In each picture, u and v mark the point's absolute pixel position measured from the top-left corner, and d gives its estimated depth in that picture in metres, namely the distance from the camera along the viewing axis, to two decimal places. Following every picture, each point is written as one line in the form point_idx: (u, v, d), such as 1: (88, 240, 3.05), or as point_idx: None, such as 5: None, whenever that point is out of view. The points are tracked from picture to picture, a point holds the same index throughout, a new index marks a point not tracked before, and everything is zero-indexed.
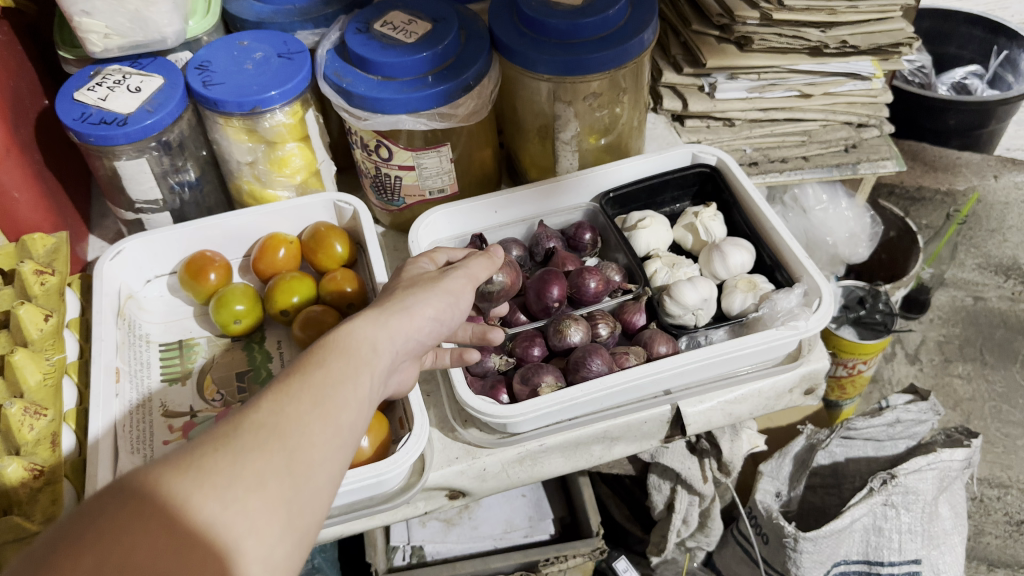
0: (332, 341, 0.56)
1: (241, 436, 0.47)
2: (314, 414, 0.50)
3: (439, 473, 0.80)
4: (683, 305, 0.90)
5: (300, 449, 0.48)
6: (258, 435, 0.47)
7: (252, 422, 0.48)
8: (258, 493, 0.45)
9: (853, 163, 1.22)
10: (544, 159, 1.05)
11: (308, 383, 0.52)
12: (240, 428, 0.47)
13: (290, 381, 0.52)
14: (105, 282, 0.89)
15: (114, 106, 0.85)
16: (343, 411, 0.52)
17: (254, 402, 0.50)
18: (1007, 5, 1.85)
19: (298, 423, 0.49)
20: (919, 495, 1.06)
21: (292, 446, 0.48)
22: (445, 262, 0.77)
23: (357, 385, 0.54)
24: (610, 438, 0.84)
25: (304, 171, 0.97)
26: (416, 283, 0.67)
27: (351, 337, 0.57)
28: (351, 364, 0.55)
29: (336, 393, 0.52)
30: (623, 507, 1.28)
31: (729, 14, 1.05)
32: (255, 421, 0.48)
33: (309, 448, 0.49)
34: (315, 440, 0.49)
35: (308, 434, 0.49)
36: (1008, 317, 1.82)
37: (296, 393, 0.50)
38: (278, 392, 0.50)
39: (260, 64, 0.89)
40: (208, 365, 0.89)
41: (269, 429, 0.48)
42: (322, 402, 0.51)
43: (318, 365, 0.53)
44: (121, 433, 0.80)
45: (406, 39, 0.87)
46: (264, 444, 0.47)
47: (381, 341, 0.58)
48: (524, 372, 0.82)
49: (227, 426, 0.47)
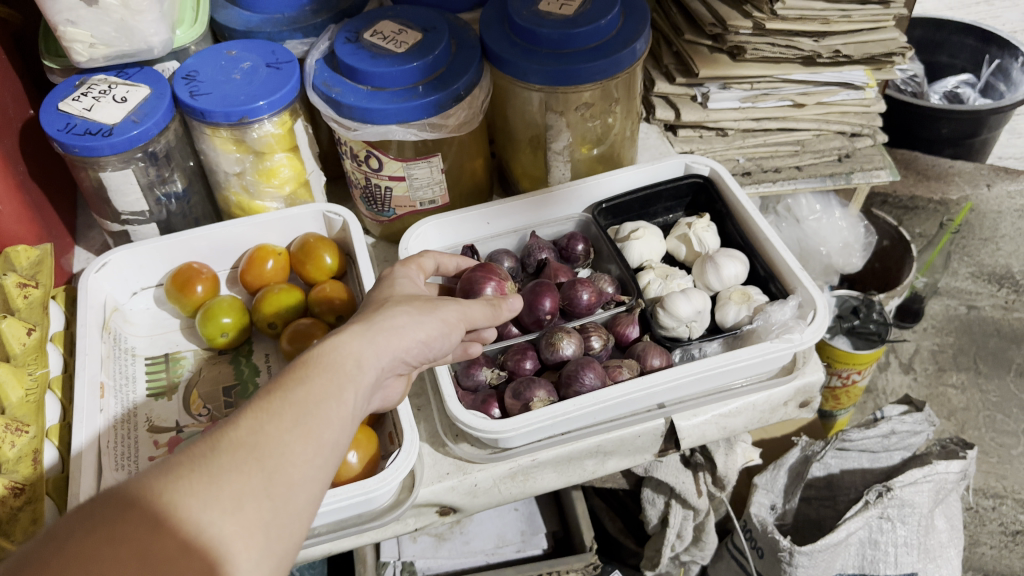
0: (317, 356, 0.55)
1: (218, 456, 0.46)
2: (295, 433, 0.50)
3: (430, 489, 0.78)
4: (676, 317, 0.89)
5: (279, 469, 0.48)
6: (236, 455, 0.47)
7: (231, 441, 0.47)
8: (235, 516, 0.45)
9: (847, 173, 1.23)
10: (535, 168, 1.04)
11: (289, 399, 0.51)
12: (219, 447, 0.47)
13: (272, 397, 0.51)
14: (90, 294, 0.88)
15: (99, 116, 0.84)
16: (325, 428, 0.51)
17: (235, 418, 0.49)
18: (998, 14, 1.86)
19: (279, 443, 0.49)
20: (915, 508, 1.05)
21: (272, 466, 0.48)
22: (432, 266, 0.77)
23: (340, 402, 0.53)
24: (603, 452, 0.83)
25: (293, 182, 0.96)
26: (406, 297, 0.65)
27: (336, 352, 0.56)
28: (336, 379, 0.54)
29: (319, 410, 0.52)
30: (617, 521, 1.27)
31: (722, 23, 1.04)
32: (234, 440, 0.48)
33: (289, 469, 0.48)
34: (295, 460, 0.49)
35: (288, 454, 0.49)
36: (1002, 326, 1.81)
37: (276, 411, 0.50)
38: (258, 410, 0.50)
39: (248, 73, 0.88)
40: (194, 379, 0.88)
41: (249, 448, 0.47)
42: (304, 420, 0.50)
43: (301, 381, 0.53)
44: (105, 449, 0.79)
45: (396, 48, 0.86)
46: (242, 465, 0.47)
47: (368, 355, 0.57)
48: (515, 386, 0.81)
49: (205, 445, 0.47)
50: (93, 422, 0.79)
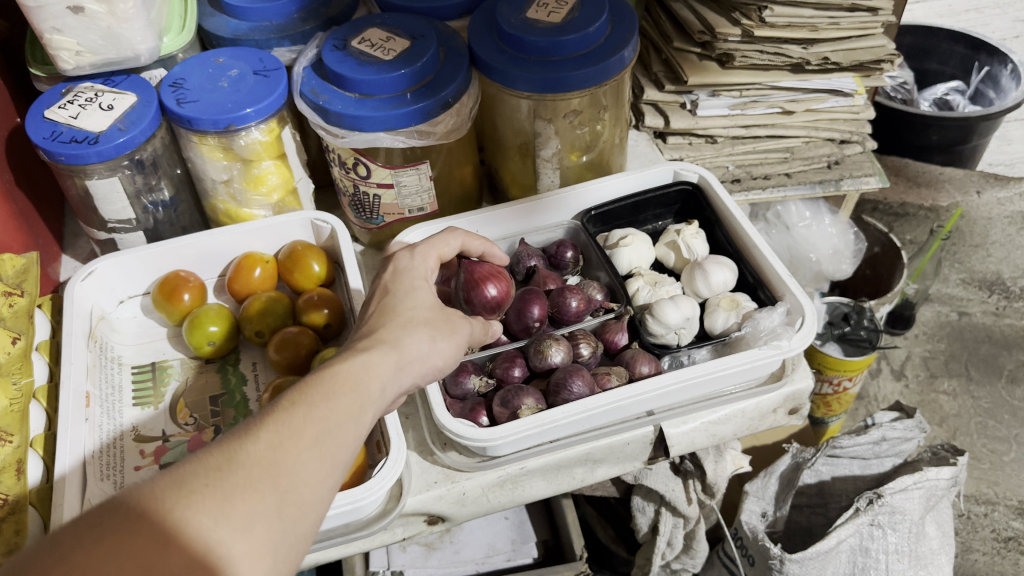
0: (340, 373, 0.55)
1: (234, 472, 0.47)
2: (311, 453, 0.50)
3: (418, 498, 0.78)
4: (665, 324, 0.89)
5: (292, 491, 0.49)
6: (252, 472, 0.47)
7: (249, 456, 0.48)
8: (244, 536, 0.46)
9: (836, 180, 1.22)
10: (525, 175, 1.04)
11: (311, 416, 0.52)
12: (235, 461, 0.48)
13: (294, 412, 0.52)
14: (76, 303, 0.87)
15: (85, 124, 0.83)
16: (340, 450, 0.52)
17: (253, 431, 0.50)
18: (988, 22, 1.86)
19: (295, 463, 0.49)
20: (905, 514, 1.05)
21: (285, 486, 0.48)
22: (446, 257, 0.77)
23: (356, 424, 0.54)
24: (592, 460, 0.82)
25: (280, 190, 0.95)
26: (417, 308, 0.65)
27: (358, 372, 0.56)
28: (356, 400, 0.55)
29: (336, 432, 0.52)
30: (609, 529, 1.26)
31: (710, 31, 1.05)
32: (251, 456, 0.48)
33: (302, 491, 0.49)
34: (309, 482, 0.50)
35: (302, 475, 0.49)
36: (993, 332, 1.82)
37: (295, 429, 0.50)
38: (278, 425, 0.50)
39: (235, 81, 0.88)
40: (181, 388, 0.87)
41: (265, 466, 0.48)
42: (321, 441, 0.51)
43: (323, 399, 0.53)
44: (90, 459, 0.78)
45: (383, 55, 0.86)
46: (256, 483, 0.47)
47: (388, 380, 0.58)
48: (504, 394, 0.81)
49: (222, 459, 0.47)
50: (78, 431, 0.78)
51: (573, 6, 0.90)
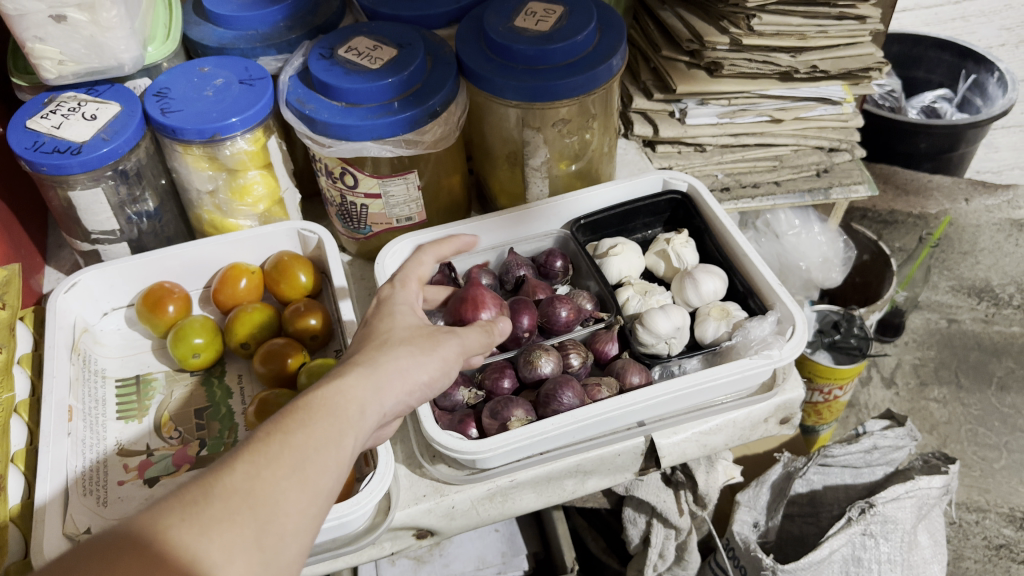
0: (319, 398, 0.54)
1: (211, 504, 0.46)
2: (291, 481, 0.49)
3: (406, 512, 0.77)
4: (656, 333, 0.88)
5: (271, 520, 0.48)
6: (229, 503, 0.47)
7: (225, 487, 0.47)
8: (223, 569, 0.45)
9: (825, 188, 1.22)
10: (514, 185, 1.03)
11: (288, 444, 0.51)
12: (212, 493, 0.47)
13: (270, 441, 0.51)
14: (58, 316, 0.86)
15: (68, 134, 0.82)
16: (322, 475, 0.51)
17: (230, 462, 0.49)
18: (974, 30, 1.86)
19: (273, 493, 0.48)
20: (898, 524, 1.05)
21: (265, 516, 0.47)
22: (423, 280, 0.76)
23: (339, 449, 0.53)
24: (583, 472, 0.82)
25: (267, 200, 0.95)
26: (399, 330, 0.64)
27: (339, 396, 0.55)
28: (336, 425, 0.54)
29: (318, 459, 0.51)
30: (600, 540, 1.25)
31: (699, 39, 1.05)
32: (229, 487, 0.47)
33: (282, 520, 0.48)
34: (289, 510, 0.49)
35: (283, 504, 0.48)
36: (982, 339, 1.82)
37: (273, 457, 0.50)
38: (255, 454, 0.50)
39: (220, 90, 0.87)
40: (166, 401, 0.86)
41: (243, 497, 0.47)
42: (301, 468, 0.50)
43: (301, 425, 0.52)
44: (73, 475, 0.77)
45: (371, 64, 0.85)
46: (233, 514, 0.46)
47: (369, 401, 0.57)
48: (493, 406, 0.80)
49: (198, 492, 0.46)
50: (59, 445, 0.77)
51: (561, 15, 0.89)
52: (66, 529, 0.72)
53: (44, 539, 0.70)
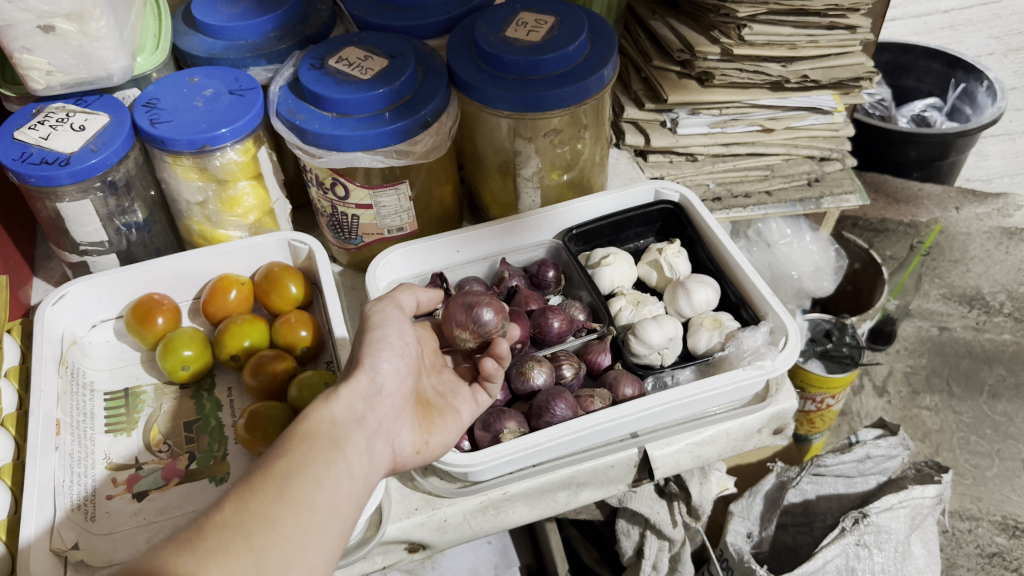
0: (294, 427, 0.59)
1: (205, 539, 0.50)
2: (281, 505, 0.53)
3: (398, 525, 0.76)
4: (648, 344, 0.87)
5: (269, 544, 0.52)
6: (224, 536, 0.51)
7: (219, 521, 0.51)
8: None
9: (817, 198, 1.21)
10: (506, 195, 1.03)
11: (271, 475, 0.55)
12: (205, 531, 0.51)
13: (254, 476, 0.55)
14: (46, 328, 0.85)
15: (56, 145, 0.82)
16: (315, 494, 0.55)
17: (221, 503, 0.53)
18: (962, 39, 1.87)
19: (266, 519, 0.52)
20: (891, 534, 1.05)
21: (261, 545, 0.51)
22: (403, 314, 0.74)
23: (326, 467, 0.57)
24: (576, 484, 0.81)
25: (257, 211, 0.94)
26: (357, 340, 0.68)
27: (309, 420, 0.59)
28: (315, 445, 0.58)
29: (304, 479, 0.55)
30: (593, 551, 1.24)
31: (690, 49, 1.06)
32: (219, 522, 0.51)
33: (281, 543, 0.52)
34: (287, 532, 0.53)
35: (277, 527, 0.52)
36: (973, 347, 1.82)
37: (258, 490, 0.54)
38: (241, 491, 0.54)
39: (210, 100, 0.86)
40: (155, 414, 0.85)
41: (234, 528, 0.51)
42: (288, 492, 0.54)
43: (280, 455, 0.56)
44: (61, 490, 0.76)
45: (361, 74, 0.85)
46: (229, 546, 0.50)
47: (344, 412, 0.61)
48: (484, 418, 0.79)
49: (192, 533, 0.50)
50: (47, 459, 0.76)
51: (552, 25, 0.89)
52: (53, 544, 0.71)
53: (32, 556, 0.69)
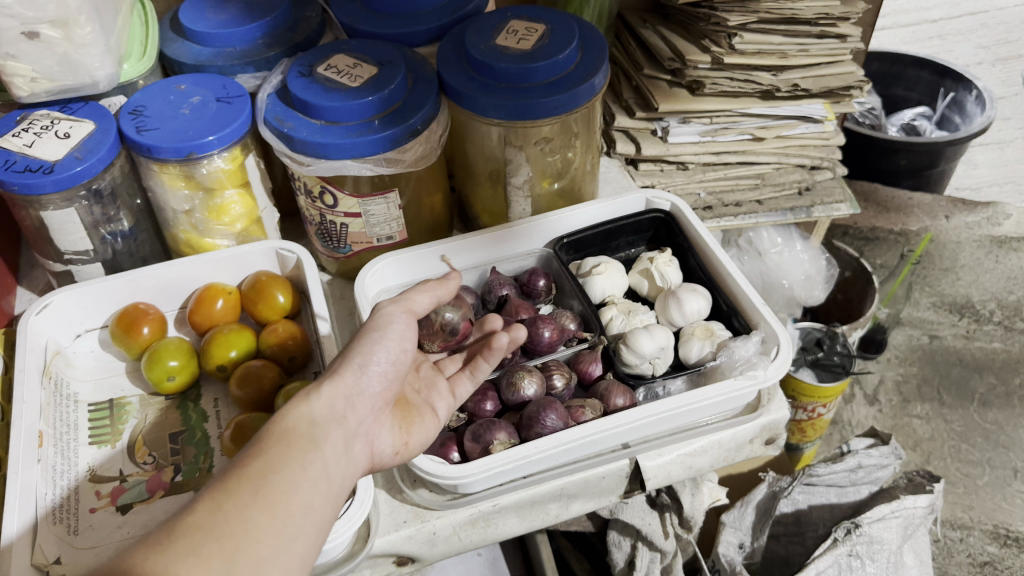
0: (269, 429, 0.58)
1: (177, 541, 0.48)
2: (256, 507, 0.52)
3: (386, 539, 0.75)
4: (640, 354, 0.87)
5: (243, 546, 0.50)
6: (196, 538, 0.48)
7: (191, 522, 0.49)
8: None
9: (807, 207, 1.23)
10: (495, 204, 1.02)
11: (246, 476, 0.54)
12: (176, 532, 0.49)
13: (228, 477, 0.53)
14: (29, 338, 0.84)
15: (41, 153, 0.80)
16: (291, 495, 0.54)
17: (192, 505, 0.51)
18: (951, 48, 1.90)
19: (240, 521, 0.51)
20: (884, 544, 1.04)
21: (235, 547, 0.49)
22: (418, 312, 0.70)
23: (302, 467, 0.56)
24: (567, 496, 0.80)
25: (244, 219, 0.93)
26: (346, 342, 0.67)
27: (286, 419, 0.59)
28: (291, 447, 0.57)
29: (280, 480, 0.54)
30: (584, 562, 1.23)
31: (681, 57, 1.06)
32: (192, 523, 0.49)
33: (254, 545, 0.50)
34: (262, 535, 0.51)
35: (252, 530, 0.51)
36: (964, 355, 1.82)
37: (232, 490, 0.52)
38: (215, 492, 0.52)
39: (197, 108, 0.86)
40: (140, 425, 0.84)
41: (206, 530, 0.49)
42: (263, 494, 0.53)
43: (256, 456, 0.55)
44: (43, 503, 0.75)
45: (350, 82, 0.84)
46: (202, 547, 0.48)
47: (321, 413, 0.60)
48: (475, 429, 0.78)
49: (163, 533, 0.48)
50: (28, 472, 0.75)
51: (542, 33, 0.89)
52: (35, 559, 0.70)
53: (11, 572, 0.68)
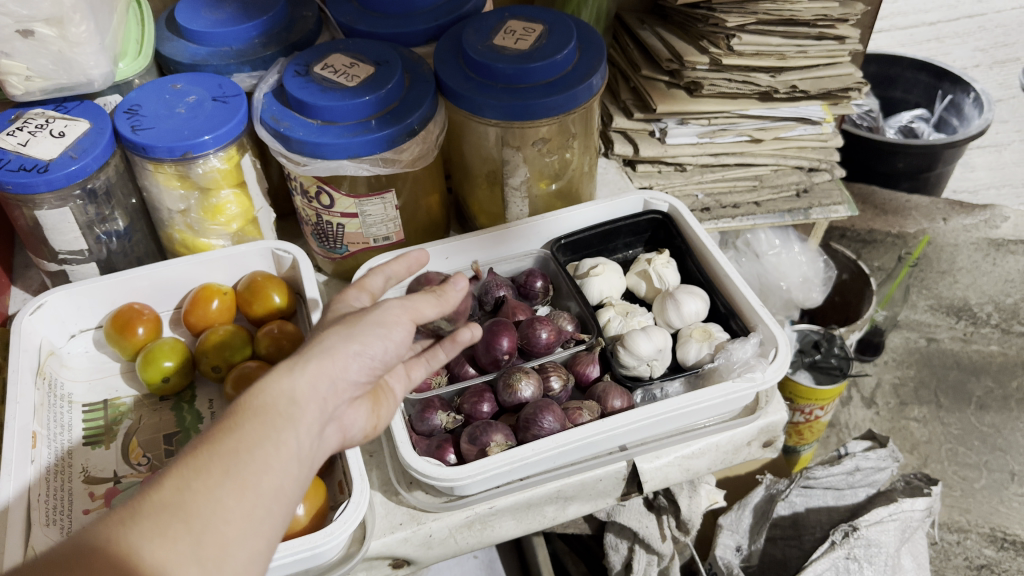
0: (246, 399, 0.52)
1: (139, 522, 0.45)
2: (225, 487, 0.48)
3: (382, 541, 0.75)
4: (637, 355, 0.86)
5: (209, 529, 0.46)
6: (160, 519, 0.45)
7: (158, 500, 0.46)
8: None
9: (805, 208, 1.21)
10: (492, 205, 1.02)
11: (217, 452, 0.49)
12: (139, 513, 0.45)
13: (199, 452, 0.49)
14: (23, 338, 0.83)
15: (35, 151, 0.80)
16: (262, 476, 0.49)
17: (158, 479, 0.47)
18: (948, 51, 1.90)
19: (208, 501, 0.47)
20: (882, 547, 1.04)
21: (200, 529, 0.46)
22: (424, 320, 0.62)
23: (278, 448, 0.51)
24: (564, 498, 0.80)
25: (240, 219, 0.93)
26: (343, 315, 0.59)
27: (265, 392, 0.52)
28: (268, 423, 0.51)
29: (252, 460, 0.49)
30: (580, 564, 1.22)
31: (678, 58, 1.05)
32: (157, 503, 0.46)
33: (221, 528, 0.47)
34: (231, 517, 0.47)
35: (218, 513, 0.47)
36: (961, 358, 1.82)
37: (201, 467, 0.48)
38: (183, 467, 0.48)
39: (193, 107, 0.85)
40: (135, 426, 0.83)
41: (172, 511, 0.46)
42: (233, 474, 0.48)
43: (229, 430, 0.50)
44: (37, 503, 0.74)
45: (346, 82, 0.84)
46: (165, 530, 0.45)
47: (304, 389, 0.53)
48: (472, 431, 0.78)
49: (126, 513, 0.45)
50: (21, 473, 0.74)
51: (540, 33, 0.89)
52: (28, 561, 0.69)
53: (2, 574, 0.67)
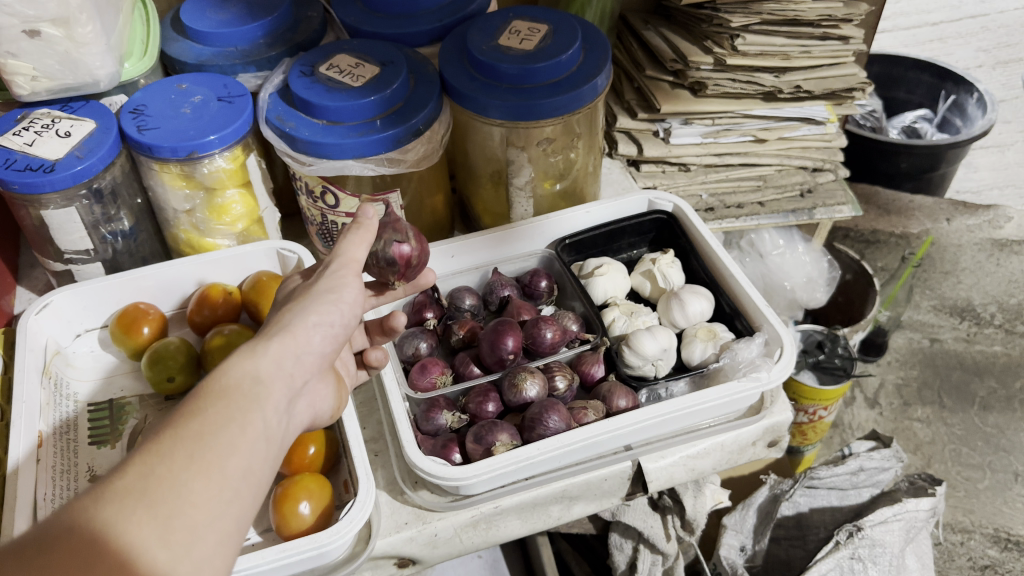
0: (208, 384, 0.50)
1: (103, 508, 0.41)
2: (192, 470, 0.45)
3: (387, 540, 0.75)
4: (642, 355, 0.87)
5: (178, 513, 0.43)
6: (125, 504, 0.42)
7: (121, 485, 0.43)
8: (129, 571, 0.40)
9: (809, 209, 1.22)
10: (497, 205, 1.02)
11: (181, 436, 0.46)
12: (101, 499, 0.42)
13: (161, 437, 0.46)
14: (29, 338, 0.84)
15: (41, 151, 0.80)
16: (229, 458, 0.47)
17: (118, 467, 0.44)
18: (951, 52, 1.90)
19: (174, 485, 0.44)
20: (886, 547, 1.04)
21: (168, 513, 0.43)
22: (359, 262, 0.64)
23: (243, 429, 0.49)
24: (569, 498, 0.80)
25: (245, 219, 0.93)
26: (290, 298, 0.61)
27: (228, 376, 0.51)
28: (233, 404, 0.50)
29: (218, 442, 0.47)
30: (583, 564, 1.22)
31: (683, 59, 1.05)
32: (120, 488, 0.42)
33: (190, 511, 0.44)
34: (199, 499, 0.44)
35: (186, 496, 0.44)
36: (965, 359, 1.82)
37: (166, 451, 0.45)
38: (146, 452, 0.45)
39: (198, 108, 0.85)
40: (141, 425, 0.83)
41: (137, 495, 0.42)
42: (200, 456, 0.46)
43: (191, 414, 0.48)
44: (42, 503, 0.73)
45: (352, 82, 0.84)
46: (132, 514, 0.42)
47: (266, 370, 0.53)
48: (477, 430, 0.78)
49: (86, 500, 0.42)
50: (26, 473, 0.74)
51: (545, 34, 0.89)
52: None
53: None
